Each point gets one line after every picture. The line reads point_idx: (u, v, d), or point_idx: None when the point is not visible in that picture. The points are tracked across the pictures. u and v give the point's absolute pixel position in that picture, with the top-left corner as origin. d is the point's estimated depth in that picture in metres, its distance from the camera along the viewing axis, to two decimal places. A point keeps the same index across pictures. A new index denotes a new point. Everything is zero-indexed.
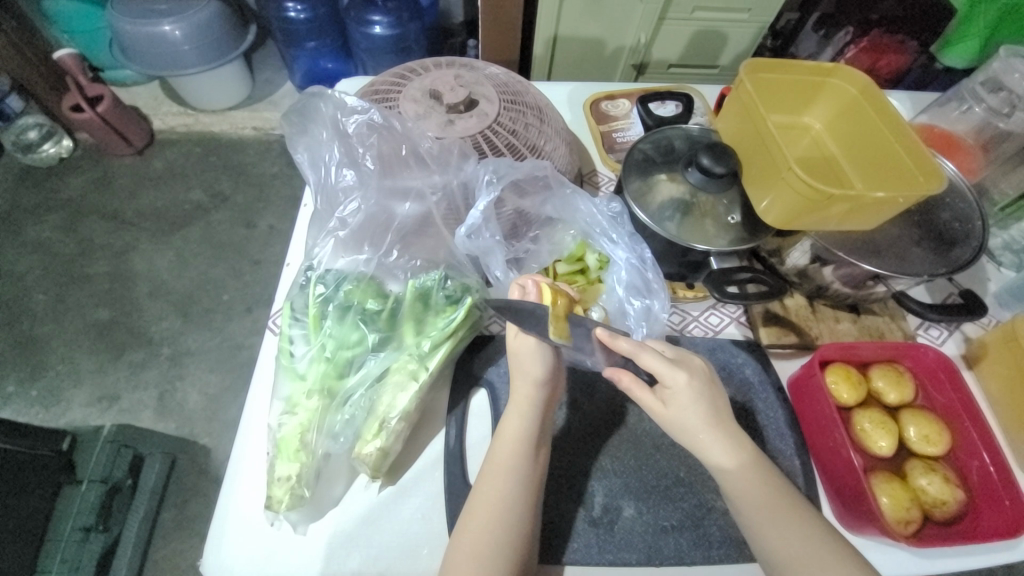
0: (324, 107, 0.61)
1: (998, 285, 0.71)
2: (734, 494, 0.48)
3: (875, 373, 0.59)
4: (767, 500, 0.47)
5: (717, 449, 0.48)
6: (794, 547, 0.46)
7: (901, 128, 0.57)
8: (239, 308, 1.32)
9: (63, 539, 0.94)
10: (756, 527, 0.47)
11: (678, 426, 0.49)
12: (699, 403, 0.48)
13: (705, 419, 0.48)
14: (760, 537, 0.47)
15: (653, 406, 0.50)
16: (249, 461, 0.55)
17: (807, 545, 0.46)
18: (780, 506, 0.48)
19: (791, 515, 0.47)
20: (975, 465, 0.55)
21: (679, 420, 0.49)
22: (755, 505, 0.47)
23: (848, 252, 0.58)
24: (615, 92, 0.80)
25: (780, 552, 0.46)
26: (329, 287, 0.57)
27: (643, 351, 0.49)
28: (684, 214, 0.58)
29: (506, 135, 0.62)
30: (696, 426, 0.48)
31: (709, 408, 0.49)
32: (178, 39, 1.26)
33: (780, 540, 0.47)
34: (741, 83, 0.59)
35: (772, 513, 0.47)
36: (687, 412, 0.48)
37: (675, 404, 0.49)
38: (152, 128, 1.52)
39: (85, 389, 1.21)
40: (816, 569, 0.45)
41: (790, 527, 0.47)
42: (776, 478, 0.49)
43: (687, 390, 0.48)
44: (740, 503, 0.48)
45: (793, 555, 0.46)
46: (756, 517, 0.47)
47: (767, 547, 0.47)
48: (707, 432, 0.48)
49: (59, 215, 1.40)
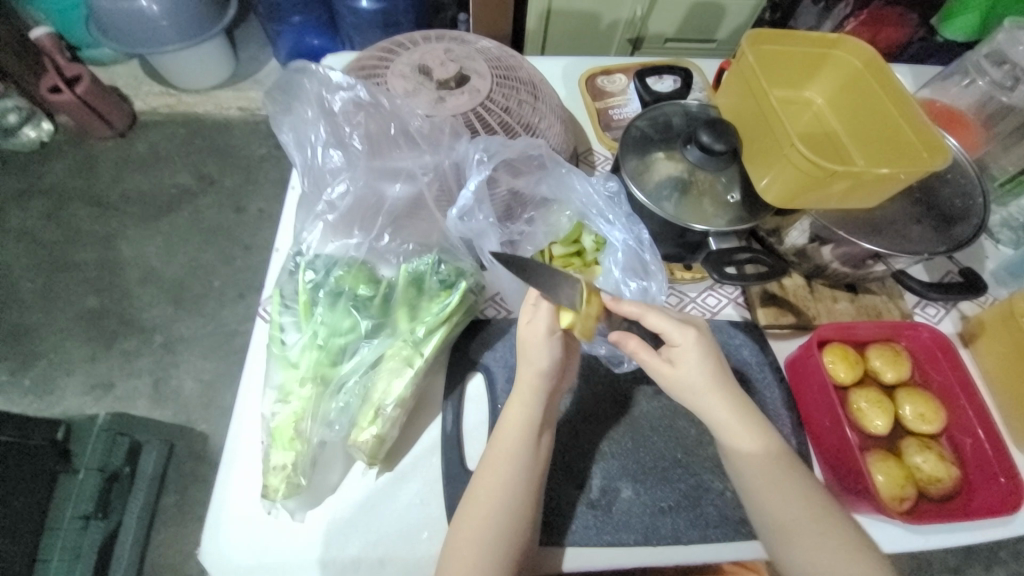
0: (309, 84, 0.58)
1: (996, 263, 0.70)
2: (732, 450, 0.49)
3: (872, 352, 0.59)
4: (770, 465, 0.48)
5: (721, 411, 0.48)
6: (787, 510, 0.47)
7: (906, 102, 0.55)
8: (231, 293, 1.30)
9: (64, 527, 0.93)
10: (753, 489, 0.48)
11: (684, 386, 0.49)
12: (706, 362, 0.49)
13: (708, 379, 0.48)
14: (760, 499, 0.48)
15: (660, 367, 0.49)
16: (245, 450, 0.54)
17: (806, 509, 0.47)
18: (781, 472, 0.48)
19: (793, 483, 0.48)
20: (969, 442, 0.56)
21: (686, 379, 0.49)
22: (760, 471, 0.48)
23: (849, 231, 0.57)
24: (612, 67, 0.77)
25: (778, 516, 0.47)
26: (319, 274, 0.56)
27: (647, 311, 0.49)
28: (681, 193, 0.57)
29: (499, 113, 0.59)
30: (700, 387, 0.49)
31: (714, 368, 0.49)
32: (155, 14, 1.21)
33: (782, 507, 0.47)
34: (742, 56, 0.57)
35: (774, 478, 0.48)
36: (693, 372, 0.48)
37: (684, 363, 0.49)
38: (133, 109, 1.47)
39: (78, 377, 1.20)
40: (814, 535, 0.46)
41: (791, 492, 0.48)
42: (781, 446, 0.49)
43: (695, 347, 0.49)
44: (738, 461, 0.49)
45: (793, 521, 0.47)
46: (755, 478, 0.48)
47: (766, 511, 0.48)
48: (710, 394, 0.49)
49: (43, 202, 1.37)
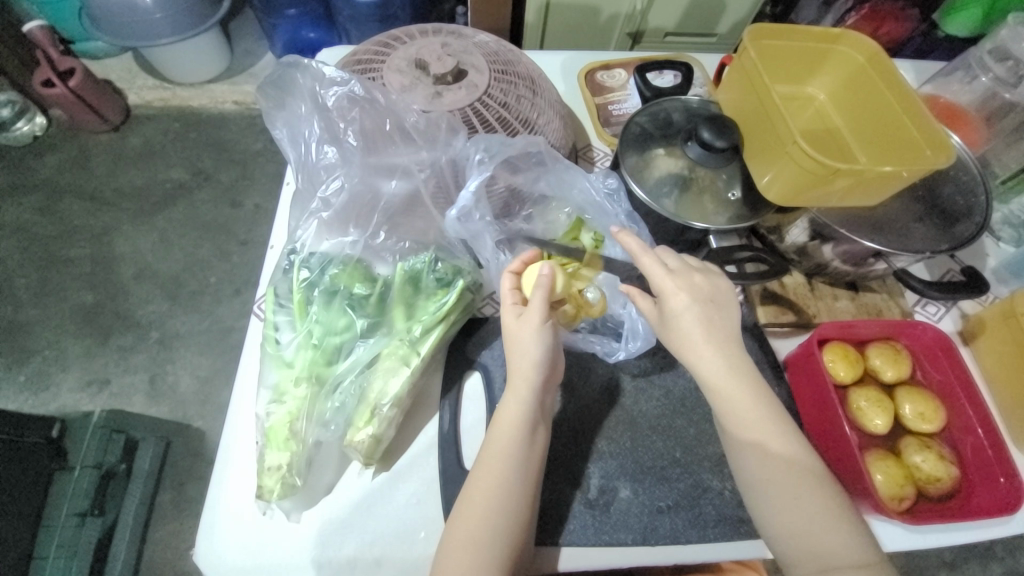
0: (302, 79, 0.57)
1: (996, 261, 0.70)
2: (724, 410, 0.49)
3: (872, 351, 0.59)
4: (757, 424, 0.49)
5: (713, 367, 0.49)
6: (768, 464, 0.48)
7: (909, 96, 0.54)
8: (227, 290, 1.29)
9: (60, 524, 0.95)
10: (739, 445, 0.49)
11: (675, 338, 0.50)
12: (694, 317, 0.49)
13: (698, 331, 0.49)
14: (743, 456, 0.49)
15: (652, 315, 0.52)
16: (239, 450, 0.54)
17: (787, 468, 0.48)
18: (768, 427, 0.49)
19: (778, 441, 0.48)
20: (969, 441, 0.56)
21: (676, 331, 0.50)
22: (747, 429, 0.49)
23: (850, 230, 0.56)
24: (611, 61, 0.76)
25: (757, 474, 0.48)
26: (313, 272, 0.55)
27: (643, 253, 0.51)
28: (682, 189, 0.56)
29: (497, 108, 0.58)
30: (692, 339, 0.49)
31: (704, 323, 0.49)
32: (149, 6, 1.19)
33: (766, 463, 0.48)
34: (745, 51, 0.56)
35: (760, 435, 0.48)
36: (683, 322, 0.50)
37: (672, 315, 0.50)
38: (127, 102, 1.45)
39: (74, 373, 1.19)
40: (790, 497, 0.47)
41: (774, 452, 0.48)
42: (774, 405, 0.49)
43: (683, 303, 0.50)
44: (728, 421, 0.49)
45: (773, 477, 0.48)
46: (742, 436, 0.49)
47: (747, 468, 0.49)
48: (703, 348, 0.49)
49: (36, 196, 1.35)
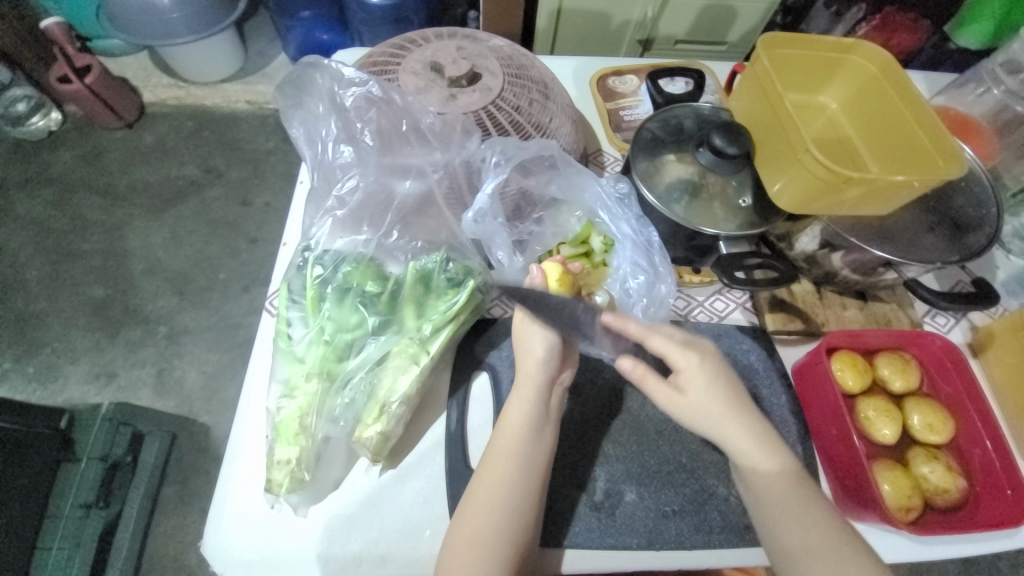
0: (320, 79, 0.58)
1: (1006, 273, 0.70)
2: (753, 480, 0.49)
3: (881, 360, 0.59)
4: (789, 492, 0.48)
5: (738, 437, 0.48)
6: (807, 541, 0.46)
7: (923, 108, 0.54)
8: (235, 286, 1.30)
9: (64, 516, 0.95)
10: (772, 518, 0.47)
11: (696, 412, 0.49)
12: (715, 387, 0.49)
13: (719, 404, 0.49)
14: (776, 527, 0.47)
15: (670, 394, 0.50)
16: (248, 444, 0.54)
17: (823, 531, 0.46)
18: (797, 502, 0.47)
19: (811, 514, 0.47)
20: (978, 453, 0.56)
21: (699, 405, 0.49)
22: (781, 503, 0.47)
23: (860, 238, 0.56)
24: (623, 68, 0.77)
25: (795, 544, 0.46)
26: (327, 269, 0.56)
27: (651, 334, 0.50)
28: (692, 196, 0.57)
29: (511, 111, 0.59)
30: (713, 409, 0.49)
31: (723, 395, 0.49)
32: (166, 7, 1.22)
33: (803, 539, 0.46)
34: (758, 59, 0.56)
35: (791, 506, 0.47)
36: (703, 398, 0.49)
37: (693, 388, 0.49)
38: (142, 100, 1.47)
39: (82, 366, 1.20)
40: (834, 567, 0.45)
41: (809, 521, 0.47)
42: (798, 478, 0.48)
43: (700, 373, 0.49)
44: (758, 490, 0.48)
45: (813, 552, 0.46)
46: (771, 506, 0.48)
47: (782, 538, 0.47)
48: (727, 419, 0.48)
49: (50, 190, 1.37)
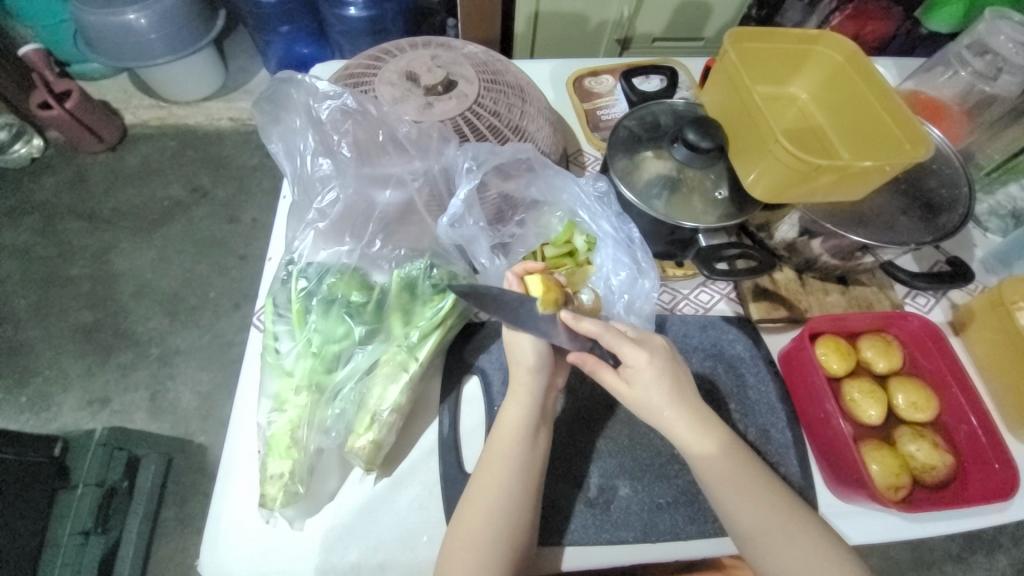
0: (296, 94, 0.58)
1: (984, 251, 0.71)
2: (699, 465, 0.48)
3: (864, 343, 0.60)
4: (739, 477, 0.48)
5: (682, 424, 0.48)
6: (761, 520, 0.47)
7: (889, 95, 0.56)
8: (227, 304, 1.30)
9: (62, 543, 0.94)
10: (721, 499, 0.48)
11: (642, 404, 0.49)
12: (662, 381, 0.49)
13: (666, 396, 0.48)
14: (728, 508, 0.48)
15: (618, 386, 0.50)
16: (241, 461, 0.54)
17: (770, 507, 0.48)
18: (750, 485, 0.48)
19: (759, 494, 0.48)
20: (962, 429, 0.57)
21: (645, 398, 0.49)
22: (730, 486, 0.48)
23: (836, 224, 0.57)
24: (599, 68, 0.78)
25: (749, 523, 0.47)
26: (311, 282, 0.56)
27: (606, 331, 0.48)
28: (671, 191, 0.57)
29: (488, 117, 0.60)
30: (654, 396, 0.49)
31: (672, 386, 0.49)
32: (143, 27, 1.20)
33: (756, 520, 0.47)
34: (726, 54, 0.57)
35: (741, 489, 0.48)
36: (650, 392, 0.49)
37: (639, 382, 0.49)
38: (124, 122, 1.46)
39: (75, 393, 1.19)
40: (782, 541, 0.47)
41: (758, 500, 0.48)
42: (744, 460, 0.49)
43: (650, 368, 0.49)
44: (706, 473, 0.48)
45: (766, 529, 0.47)
46: (719, 484, 0.48)
47: (737, 519, 0.48)
48: (671, 409, 0.49)
49: (35, 217, 1.36)
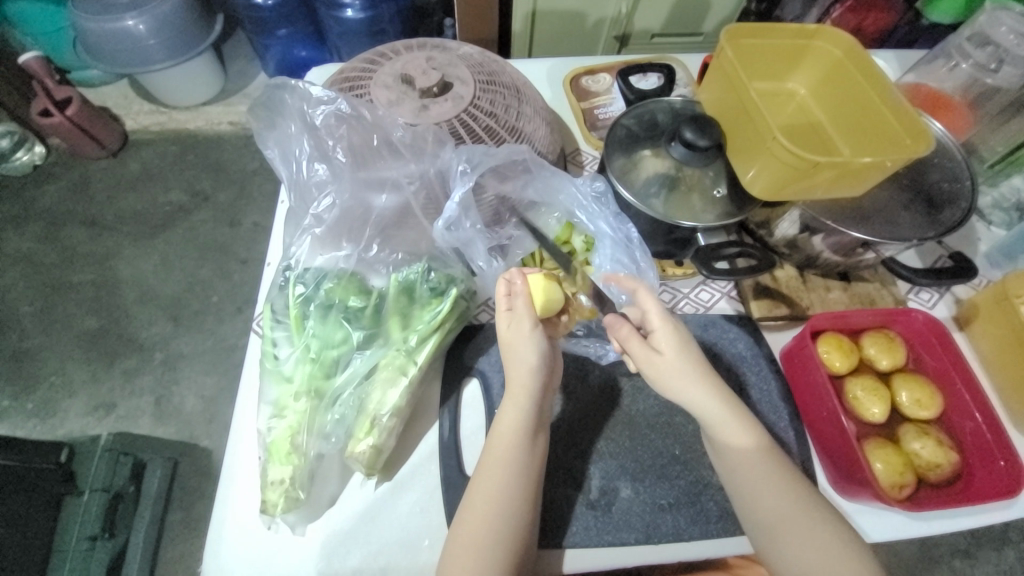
0: (290, 100, 0.58)
1: (988, 244, 0.70)
2: (733, 463, 0.49)
3: (866, 340, 0.59)
4: (754, 459, 0.49)
5: (714, 412, 0.49)
6: (767, 499, 0.48)
7: (888, 89, 0.55)
8: (230, 308, 1.31)
9: (71, 549, 0.94)
10: (749, 490, 0.48)
11: (671, 377, 0.49)
12: (689, 350, 0.50)
13: (696, 368, 0.49)
14: (751, 499, 0.48)
15: (650, 356, 0.50)
16: (242, 468, 0.54)
17: (791, 504, 0.48)
18: (761, 465, 0.48)
19: (768, 474, 0.48)
20: (967, 425, 0.56)
21: (676, 367, 0.49)
22: (746, 462, 0.49)
23: (836, 221, 0.56)
24: (596, 67, 0.78)
25: (766, 519, 0.48)
26: (309, 287, 0.56)
27: (639, 292, 0.52)
28: (669, 189, 0.57)
29: (484, 118, 0.60)
30: (686, 381, 0.49)
31: (699, 358, 0.50)
32: (142, 33, 1.21)
33: (767, 497, 0.48)
34: (722, 51, 0.57)
35: (758, 476, 0.48)
36: (681, 361, 0.49)
37: (670, 350, 0.50)
38: (125, 128, 1.47)
39: (80, 399, 1.20)
40: (803, 539, 0.47)
41: (770, 482, 0.48)
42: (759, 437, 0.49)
43: (676, 334, 0.51)
44: (735, 468, 0.49)
45: (771, 507, 0.48)
46: (746, 477, 0.49)
47: (748, 497, 0.48)
48: (702, 384, 0.49)
49: (38, 225, 1.37)
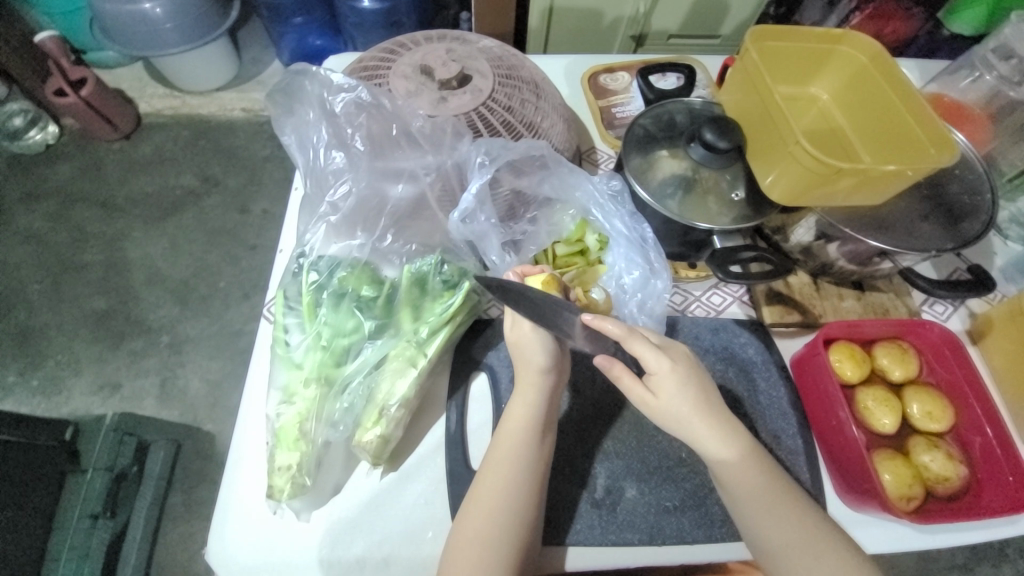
0: (310, 86, 0.58)
1: (1004, 259, 0.69)
2: (731, 481, 0.47)
3: (879, 350, 0.59)
4: (755, 488, 0.47)
5: (708, 437, 0.47)
6: (773, 530, 0.47)
7: (914, 97, 0.54)
8: (236, 294, 1.31)
9: (72, 526, 0.95)
10: (752, 519, 0.47)
11: (668, 417, 0.48)
12: (687, 387, 0.47)
13: (692, 406, 0.47)
14: (757, 529, 0.47)
15: (644, 397, 0.48)
16: (249, 452, 0.54)
17: (801, 533, 0.46)
18: (763, 496, 0.47)
19: (773, 500, 0.47)
20: (978, 439, 0.56)
21: (672, 407, 0.47)
22: (745, 492, 0.47)
23: (854, 229, 0.56)
24: (614, 65, 0.77)
25: (774, 541, 0.47)
26: (322, 275, 0.56)
27: (631, 335, 0.47)
28: (686, 190, 0.57)
29: (502, 112, 0.59)
30: (684, 420, 0.47)
31: (697, 393, 0.47)
32: (159, 16, 1.21)
33: (772, 526, 0.47)
34: (747, 52, 0.56)
35: (763, 506, 0.47)
36: (676, 402, 0.47)
37: (665, 392, 0.47)
38: (138, 110, 1.47)
39: (85, 378, 1.21)
40: (812, 558, 0.46)
41: (774, 511, 0.47)
42: (758, 465, 0.48)
43: (673, 375, 0.47)
44: (731, 486, 0.47)
45: (778, 535, 0.47)
46: (747, 500, 0.47)
47: (755, 529, 0.47)
48: (698, 420, 0.47)
49: (50, 203, 1.38)
